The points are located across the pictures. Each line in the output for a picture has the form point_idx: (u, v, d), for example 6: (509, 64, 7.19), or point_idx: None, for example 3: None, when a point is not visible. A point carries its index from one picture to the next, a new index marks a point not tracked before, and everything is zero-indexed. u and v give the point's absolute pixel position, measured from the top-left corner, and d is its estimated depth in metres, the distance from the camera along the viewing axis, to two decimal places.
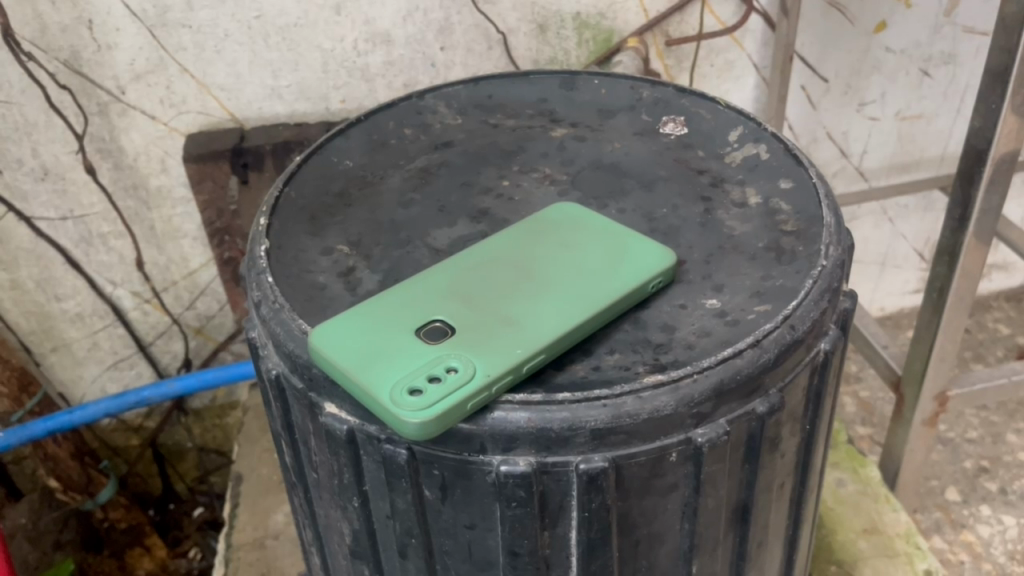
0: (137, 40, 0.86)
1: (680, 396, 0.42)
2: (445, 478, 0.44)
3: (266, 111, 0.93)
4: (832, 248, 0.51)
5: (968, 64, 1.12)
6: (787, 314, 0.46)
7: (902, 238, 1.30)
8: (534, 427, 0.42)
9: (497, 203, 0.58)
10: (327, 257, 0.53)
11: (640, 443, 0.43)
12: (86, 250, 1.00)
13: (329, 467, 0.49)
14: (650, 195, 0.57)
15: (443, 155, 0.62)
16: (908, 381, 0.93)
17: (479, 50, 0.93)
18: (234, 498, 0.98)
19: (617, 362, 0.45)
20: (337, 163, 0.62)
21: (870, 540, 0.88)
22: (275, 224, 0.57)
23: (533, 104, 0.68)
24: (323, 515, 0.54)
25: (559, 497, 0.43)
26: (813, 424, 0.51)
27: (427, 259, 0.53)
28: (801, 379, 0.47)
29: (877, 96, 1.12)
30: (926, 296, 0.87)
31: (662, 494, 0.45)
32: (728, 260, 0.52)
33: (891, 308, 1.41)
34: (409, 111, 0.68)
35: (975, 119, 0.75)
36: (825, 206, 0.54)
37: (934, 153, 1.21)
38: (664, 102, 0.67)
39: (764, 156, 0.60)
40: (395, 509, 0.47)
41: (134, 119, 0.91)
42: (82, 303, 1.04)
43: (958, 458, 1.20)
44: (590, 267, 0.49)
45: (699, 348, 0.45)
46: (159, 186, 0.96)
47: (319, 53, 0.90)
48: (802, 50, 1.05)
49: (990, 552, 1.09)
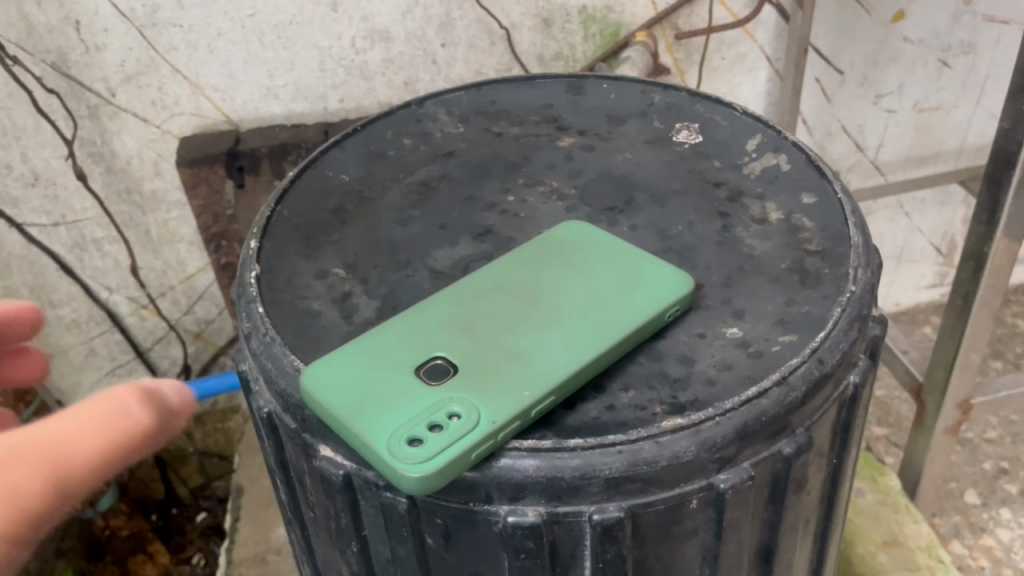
0: (126, 41, 0.83)
1: (701, 440, 0.39)
2: (448, 526, 0.41)
3: (262, 112, 0.90)
4: (861, 271, 0.47)
5: (989, 54, 1.08)
6: (815, 347, 0.43)
7: (918, 231, 1.27)
8: (543, 476, 0.39)
9: (501, 220, 0.55)
10: (322, 282, 0.50)
11: (658, 491, 0.40)
12: (80, 256, 0.97)
13: (326, 509, 0.46)
14: (664, 210, 0.54)
15: (443, 167, 0.59)
16: (929, 388, 0.90)
17: (482, 46, 0.90)
18: (234, 511, 0.96)
19: (632, 401, 0.42)
20: (333, 177, 0.59)
21: (891, 552, 0.85)
22: (267, 246, 0.53)
23: (538, 110, 0.65)
24: (322, 553, 0.51)
25: (571, 546, 0.40)
26: (840, 457, 0.48)
27: (428, 284, 0.50)
28: (829, 414, 0.44)
29: (894, 88, 1.08)
30: (951, 301, 0.83)
31: (680, 540, 0.42)
32: (749, 282, 0.48)
33: (907, 304, 1.37)
34: (409, 118, 0.64)
35: (1005, 119, 0.71)
36: (852, 224, 0.51)
37: (952, 145, 1.16)
38: (677, 107, 0.63)
39: (785, 167, 0.56)
40: (395, 556, 0.44)
41: (125, 122, 0.88)
42: (78, 309, 1.01)
43: (976, 459, 1.18)
44: (602, 294, 0.46)
45: (721, 385, 0.42)
46: (153, 190, 0.93)
47: (315, 51, 0.86)
48: (816, 41, 1.01)
49: (1011, 558, 1.06)
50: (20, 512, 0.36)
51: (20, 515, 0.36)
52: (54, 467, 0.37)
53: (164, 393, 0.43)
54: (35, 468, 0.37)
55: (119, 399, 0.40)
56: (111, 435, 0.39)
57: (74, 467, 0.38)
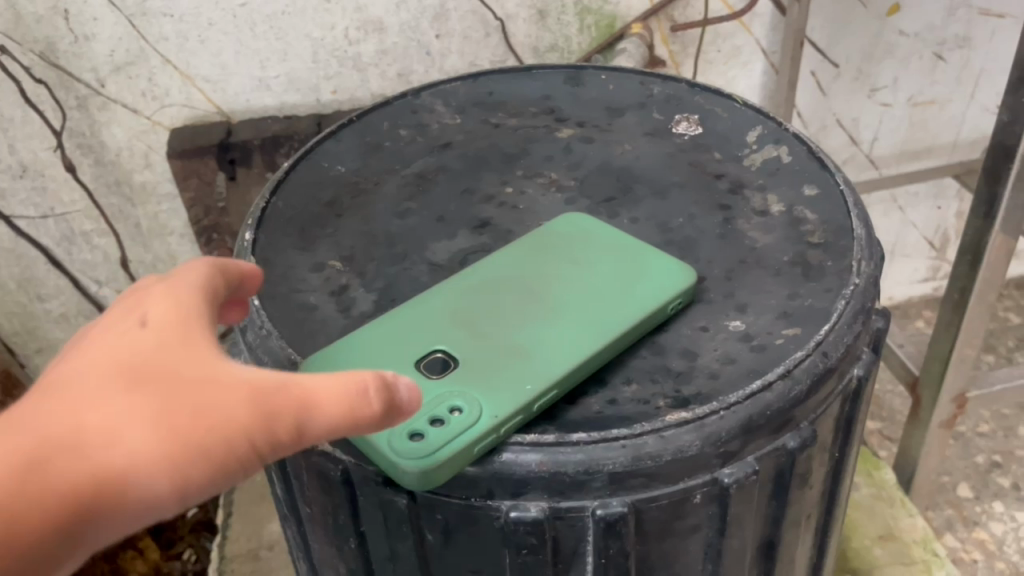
0: (116, 30, 0.81)
1: (705, 434, 0.39)
2: (449, 523, 0.40)
3: (254, 104, 0.88)
4: (864, 264, 0.47)
5: (984, 48, 1.08)
6: (820, 340, 0.42)
7: (912, 226, 1.27)
8: (546, 471, 0.38)
9: (499, 212, 0.54)
10: (318, 275, 0.50)
11: (662, 485, 0.39)
12: (69, 249, 0.95)
13: (324, 505, 0.45)
14: (664, 202, 0.53)
15: (440, 159, 0.58)
16: (925, 382, 0.90)
17: (476, 37, 0.89)
18: (226, 507, 0.95)
19: (635, 395, 0.41)
20: (328, 168, 0.58)
21: (886, 546, 0.85)
22: (263, 238, 0.52)
23: (536, 101, 0.64)
24: (318, 550, 0.50)
25: (573, 542, 0.40)
26: (842, 451, 0.47)
27: (426, 277, 0.49)
28: (832, 408, 0.44)
29: (889, 82, 1.08)
30: (948, 295, 0.83)
31: (683, 536, 0.41)
32: (751, 275, 0.48)
33: (899, 298, 1.37)
34: (405, 109, 0.63)
35: (1004, 113, 0.71)
36: (855, 216, 0.50)
37: (946, 140, 1.16)
38: (676, 99, 0.62)
39: (786, 158, 0.56)
40: (394, 552, 0.43)
41: (115, 113, 0.87)
42: (66, 303, 1.00)
43: (969, 453, 1.18)
44: (605, 286, 0.45)
45: (724, 378, 0.42)
46: (143, 182, 0.92)
47: (308, 42, 0.85)
48: (812, 34, 1.01)
49: (1003, 551, 1.06)
50: (250, 433, 0.31)
51: (248, 437, 0.31)
52: (298, 413, 0.31)
53: (413, 392, 0.34)
54: (277, 410, 0.31)
55: (357, 377, 0.32)
56: (349, 412, 0.31)
57: (317, 421, 0.31)
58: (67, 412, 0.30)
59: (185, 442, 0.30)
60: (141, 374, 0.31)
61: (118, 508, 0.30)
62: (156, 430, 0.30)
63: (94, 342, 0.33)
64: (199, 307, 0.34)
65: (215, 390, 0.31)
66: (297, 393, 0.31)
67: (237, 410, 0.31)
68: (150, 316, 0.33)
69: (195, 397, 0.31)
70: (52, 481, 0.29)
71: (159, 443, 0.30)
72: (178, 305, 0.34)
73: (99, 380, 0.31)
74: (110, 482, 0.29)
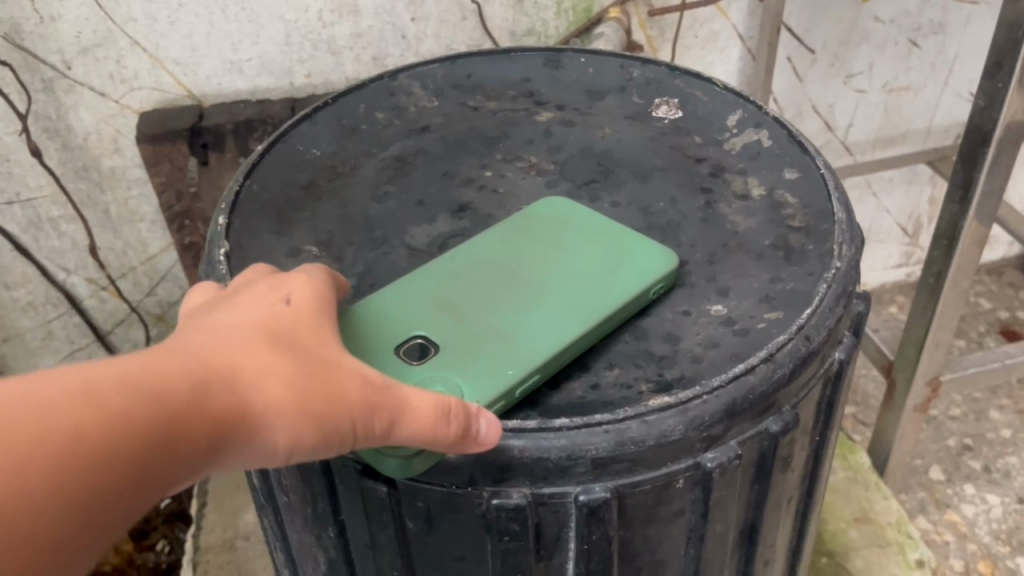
0: (82, 11, 0.79)
1: (688, 418, 0.38)
2: (430, 510, 0.40)
3: (226, 88, 0.87)
4: (846, 247, 0.47)
5: (958, 34, 1.08)
6: (802, 324, 0.42)
7: (886, 212, 1.28)
8: (528, 457, 0.38)
9: (479, 196, 0.53)
10: (295, 260, 0.49)
11: (644, 470, 0.39)
12: (36, 236, 0.93)
13: (302, 494, 0.44)
14: (646, 186, 0.53)
15: (419, 142, 0.58)
16: (899, 367, 0.90)
17: (453, 20, 0.87)
18: (201, 497, 0.94)
19: (617, 379, 0.41)
20: (304, 152, 0.57)
21: (861, 528, 0.86)
22: (236, 222, 0.51)
23: (516, 84, 0.63)
24: (296, 539, 0.49)
25: (556, 528, 0.39)
26: (823, 435, 0.47)
27: (405, 262, 0.48)
28: (814, 392, 0.44)
29: (864, 68, 1.08)
30: (923, 279, 0.84)
31: (666, 521, 0.41)
32: (733, 258, 0.48)
33: (873, 283, 1.39)
34: (382, 92, 0.62)
35: (980, 98, 0.71)
36: (836, 200, 0.50)
37: (919, 127, 1.17)
38: (656, 82, 0.62)
39: (766, 142, 0.55)
40: (375, 541, 0.43)
41: (82, 96, 0.84)
42: (33, 292, 0.97)
43: (941, 437, 1.19)
44: (588, 271, 0.45)
45: (707, 362, 0.41)
46: (112, 167, 0.90)
47: (281, 24, 0.84)
48: (789, 20, 1.01)
49: (974, 532, 1.08)
50: (355, 417, 0.33)
51: (352, 421, 0.33)
52: (395, 411, 0.34)
53: (493, 428, 0.36)
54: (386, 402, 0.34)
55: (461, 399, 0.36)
56: (438, 423, 0.34)
57: (411, 423, 0.34)
58: (220, 353, 0.33)
59: (310, 410, 0.33)
60: (285, 340, 0.34)
61: (231, 449, 0.32)
62: (289, 395, 0.33)
63: (235, 301, 0.36)
64: (328, 294, 0.38)
65: (338, 371, 0.34)
66: (401, 396, 0.34)
67: (358, 391, 0.34)
68: (292, 294, 0.36)
69: (325, 370, 0.34)
70: (199, 411, 0.31)
71: (283, 406, 0.33)
72: (317, 292, 0.37)
73: (244, 331, 0.34)
74: (238, 426, 0.32)
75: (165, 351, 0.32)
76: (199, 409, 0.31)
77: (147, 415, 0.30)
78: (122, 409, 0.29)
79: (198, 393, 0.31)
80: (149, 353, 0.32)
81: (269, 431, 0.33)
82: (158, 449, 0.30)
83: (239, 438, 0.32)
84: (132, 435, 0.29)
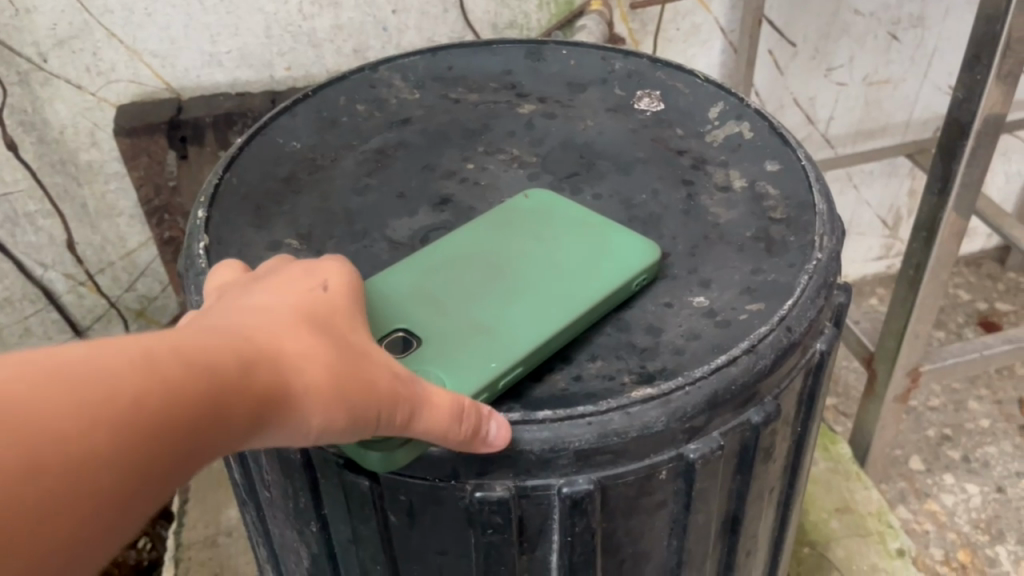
0: (58, 2, 0.78)
1: (671, 409, 0.38)
2: (413, 504, 0.40)
3: (205, 81, 0.86)
4: (827, 238, 0.47)
5: (937, 27, 1.09)
6: (783, 315, 0.42)
7: (866, 204, 1.29)
8: (511, 449, 0.37)
9: (461, 188, 0.53)
10: (275, 253, 0.48)
11: (628, 462, 0.39)
12: (12, 230, 0.92)
13: (283, 489, 0.44)
14: (628, 178, 0.53)
15: (400, 135, 0.57)
16: (880, 358, 0.91)
17: (434, 13, 0.87)
18: (182, 493, 0.93)
19: (600, 371, 0.41)
20: (284, 144, 0.56)
21: (842, 518, 0.87)
22: (216, 216, 0.50)
23: (497, 77, 0.63)
24: (279, 534, 0.49)
25: (539, 521, 0.39)
26: (804, 425, 0.48)
27: (386, 255, 0.48)
28: (795, 383, 0.44)
29: (845, 61, 1.09)
30: (903, 270, 0.84)
31: (649, 512, 0.41)
32: (715, 250, 0.48)
33: (854, 275, 1.40)
34: (362, 84, 0.62)
35: (959, 90, 0.72)
36: (817, 192, 0.50)
37: (899, 120, 1.18)
38: (638, 74, 0.62)
39: (748, 134, 0.55)
40: (358, 535, 0.43)
41: (58, 89, 0.83)
42: (10, 287, 0.96)
43: (920, 427, 1.20)
44: (571, 264, 0.44)
45: (689, 354, 0.42)
46: (90, 161, 0.89)
47: (260, 16, 0.83)
48: (770, 12, 1.01)
49: (954, 521, 1.09)
50: (388, 404, 0.33)
51: (386, 407, 0.33)
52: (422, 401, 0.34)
53: (503, 433, 0.36)
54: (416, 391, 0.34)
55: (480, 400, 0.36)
56: (459, 417, 0.35)
57: (431, 416, 0.34)
58: (263, 333, 0.32)
59: (348, 394, 0.32)
60: (324, 327, 0.34)
61: (264, 431, 0.32)
62: (328, 377, 0.32)
63: (271, 287, 0.35)
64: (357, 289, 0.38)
65: (372, 360, 0.34)
66: (425, 390, 0.34)
67: (388, 380, 0.33)
68: (328, 282, 0.36)
69: (357, 358, 0.33)
70: (239, 387, 0.30)
71: (324, 387, 0.32)
72: (349, 286, 0.37)
73: (285, 314, 0.33)
74: (274, 407, 0.31)
75: (204, 330, 0.31)
76: (242, 384, 0.30)
77: (197, 384, 0.29)
78: (173, 374, 0.29)
79: (243, 369, 0.31)
80: (193, 329, 0.31)
81: (302, 413, 0.32)
82: (204, 421, 0.29)
83: (274, 419, 0.32)
84: (179, 408, 0.28)
